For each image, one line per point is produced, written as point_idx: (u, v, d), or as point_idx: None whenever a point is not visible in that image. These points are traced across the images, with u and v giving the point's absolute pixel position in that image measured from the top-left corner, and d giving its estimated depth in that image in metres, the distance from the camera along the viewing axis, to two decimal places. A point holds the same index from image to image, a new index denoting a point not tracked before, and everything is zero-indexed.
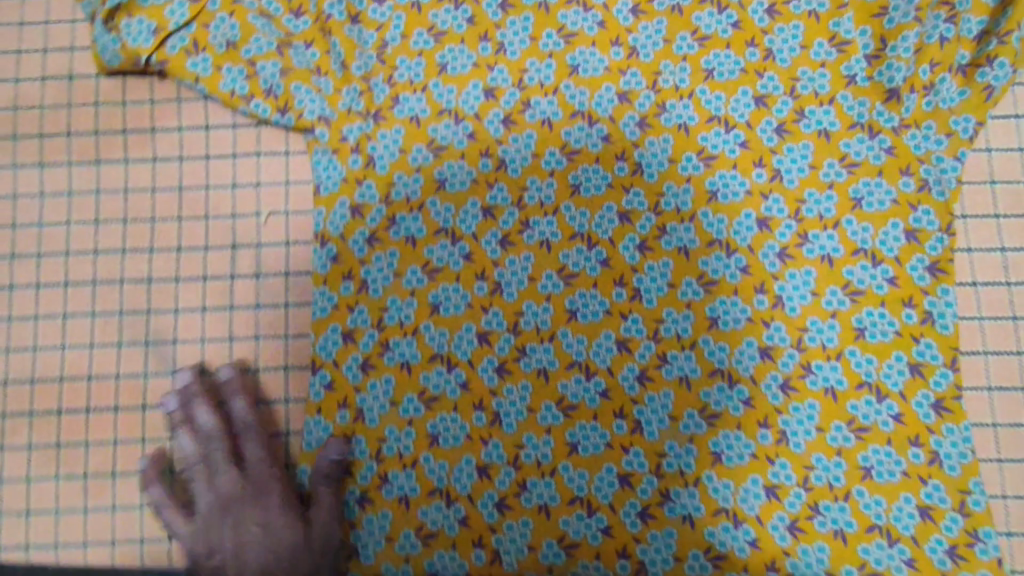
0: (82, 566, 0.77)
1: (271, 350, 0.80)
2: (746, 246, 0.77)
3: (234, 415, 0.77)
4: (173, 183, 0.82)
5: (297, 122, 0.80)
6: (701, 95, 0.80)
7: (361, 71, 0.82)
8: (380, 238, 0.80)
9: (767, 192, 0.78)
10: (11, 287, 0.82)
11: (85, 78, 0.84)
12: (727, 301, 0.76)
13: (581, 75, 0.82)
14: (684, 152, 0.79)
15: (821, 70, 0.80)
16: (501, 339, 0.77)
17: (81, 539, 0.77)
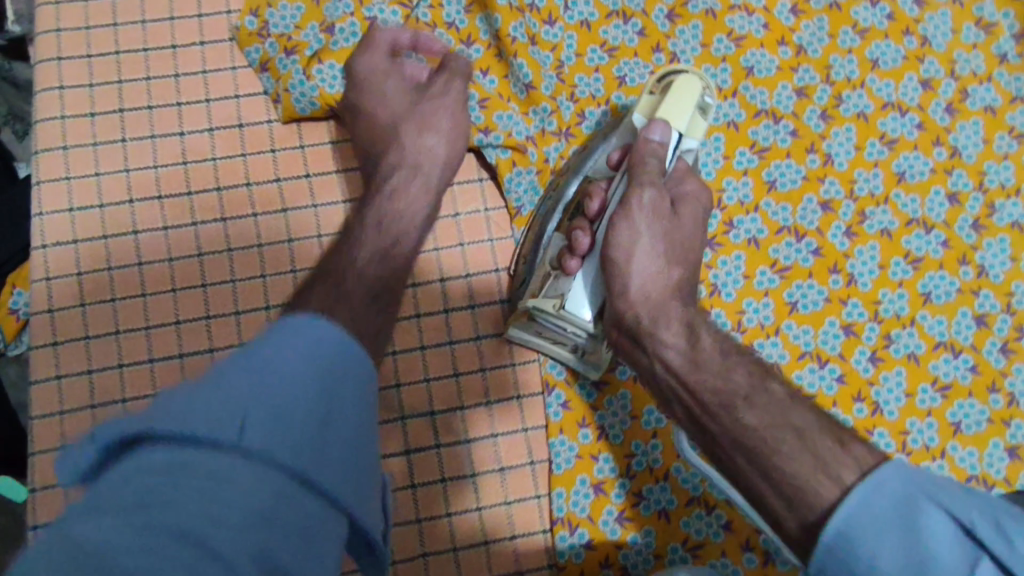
0: None
1: (501, 380, 0.78)
2: (942, 222, 0.81)
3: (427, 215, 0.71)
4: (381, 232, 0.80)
5: (505, 140, 0.80)
6: (873, 84, 0.84)
7: (548, 91, 0.82)
8: None
9: (951, 169, 0.82)
10: (212, 349, 0.78)
11: (257, 125, 0.82)
12: (937, 276, 0.79)
13: (757, 75, 0.84)
14: (869, 138, 0.82)
15: (980, 48, 0.85)
16: (729, 340, 0.78)
17: None
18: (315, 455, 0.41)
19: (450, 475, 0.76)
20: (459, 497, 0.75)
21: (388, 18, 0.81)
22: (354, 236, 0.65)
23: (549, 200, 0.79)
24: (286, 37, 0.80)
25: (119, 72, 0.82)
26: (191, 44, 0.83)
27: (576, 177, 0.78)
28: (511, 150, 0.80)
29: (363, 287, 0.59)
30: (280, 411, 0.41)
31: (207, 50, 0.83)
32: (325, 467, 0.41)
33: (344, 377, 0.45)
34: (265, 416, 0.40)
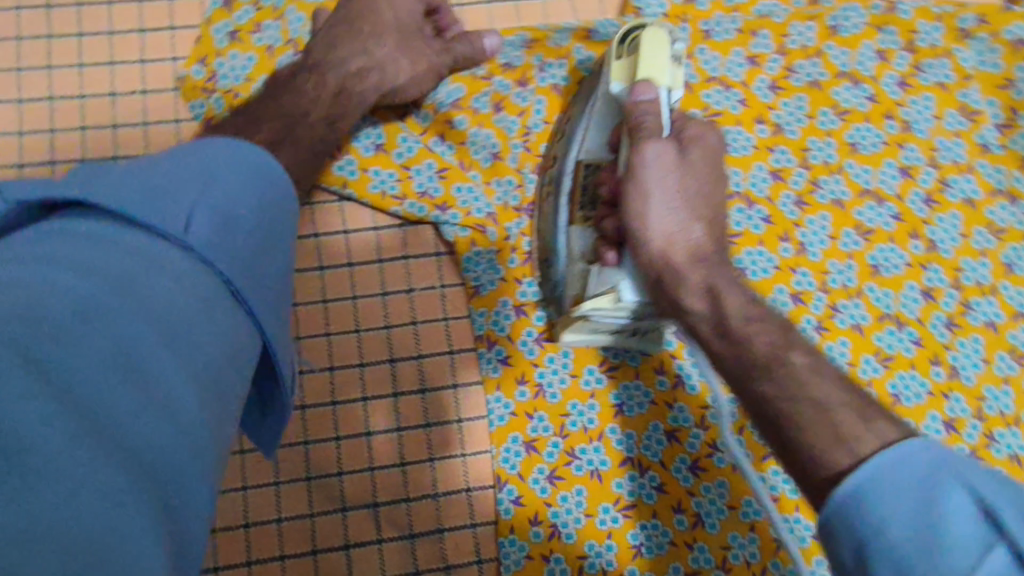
0: None
1: (450, 470, 0.74)
2: (914, 318, 0.78)
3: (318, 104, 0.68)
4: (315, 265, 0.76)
5: (463, 220, 0.76)
6: (851, 170, 0.81)
7: (512, 163, 0.78)
8: (550, 337, 0.76)
9: (927, 263, 0.79)
10: None
11: None
12: (907, 375, 0.76)
13: (733, 154, 0.80)
14: (844, 228, 0.79)
15: (962, 137, 0.82)
16: (691, 436, 0.75)
17: None
18: (155, 409, 0.39)
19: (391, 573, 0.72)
20: None
21: None
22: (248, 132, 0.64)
23: (555, 189, 0.73)
24: (233, 95, 0.76)
25: (52, 120, 0.76)
26: (133, 92, 0.78)
27: (575, 140, 0.72)
28: (470, 228, 0.76)
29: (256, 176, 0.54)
30: (81, 304, 0.39)
31: (148, 100, 0.77)
32: (161, 414, 0.39)
33: (173, 281, 0.43)
34: (88, 340, 0.38)
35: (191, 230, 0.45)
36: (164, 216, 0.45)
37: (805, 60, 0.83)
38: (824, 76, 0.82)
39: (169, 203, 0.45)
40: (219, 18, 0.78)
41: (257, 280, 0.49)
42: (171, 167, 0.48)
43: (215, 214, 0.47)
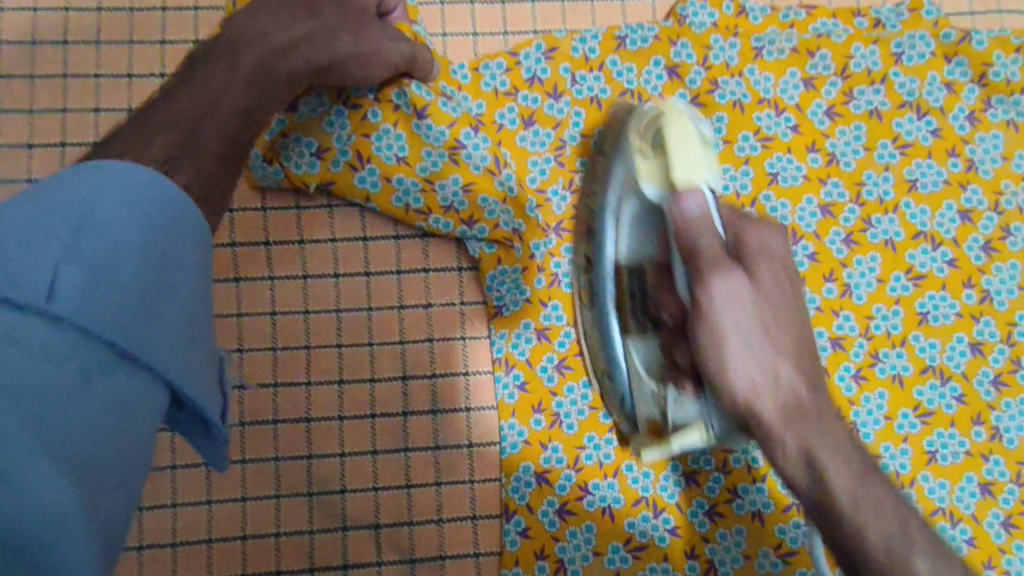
0: None
1: (457, 497, 0.71)
2: (959, 373, 0.73)
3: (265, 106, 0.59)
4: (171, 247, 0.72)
5: (491, 233, 0.72)
6: (906, 209, 0.75)
7: (534, 183, 0.74)
8: (571, 365, 0.72)
9: (978, 314, 0.74)
10: None
11: None
12: (945, 434, 0.71)
13: (781, 184, 0.75)
14: (893, 271, 0.74)
15: None
16: (711, 479, 0.72)
17: None
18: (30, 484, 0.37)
19: None
20: None
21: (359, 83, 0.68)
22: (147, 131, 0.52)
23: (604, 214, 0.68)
24: None
25: (63, 100, 0.73)
26: (149, 75, 0.74)
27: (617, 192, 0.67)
28: (497, 245, 0.73)
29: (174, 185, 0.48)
30: None
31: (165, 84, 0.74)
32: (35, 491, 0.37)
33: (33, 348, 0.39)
34: None
35: (53, 299, 0.40)
36: (21, 285, 0.39)
37: (867, 86, 0.76)
38: (885, 106, 0.76)
39: (30, 256, 0.40)
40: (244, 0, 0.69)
41: (155, 328, 0.44)
42: (21, 220, 0.41)
43: (84, 267, 0.41)
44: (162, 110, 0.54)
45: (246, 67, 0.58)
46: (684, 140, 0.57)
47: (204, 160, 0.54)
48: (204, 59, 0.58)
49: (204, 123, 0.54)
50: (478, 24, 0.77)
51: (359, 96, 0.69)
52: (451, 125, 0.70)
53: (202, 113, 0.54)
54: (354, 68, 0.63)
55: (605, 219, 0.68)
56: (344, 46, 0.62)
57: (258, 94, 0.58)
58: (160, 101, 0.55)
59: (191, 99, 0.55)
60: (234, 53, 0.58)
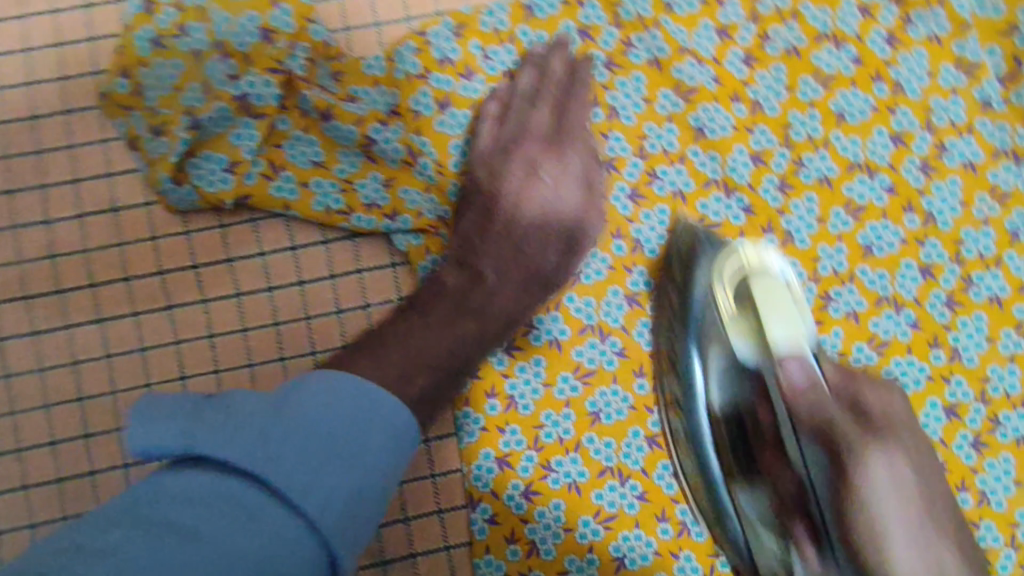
0: None
1: (421, 493, 0.72)
2: (912, 299, 0.72)
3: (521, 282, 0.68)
4: (85, 280, 0.71)
5: (416, 223, 0.71)
6: (837, 142, 0.73)
7: (458, 167, 0.71)
8: (520, 345, 0.72)
9: (923, 238, 0.72)
10: (95, 472, 0.69)
11: (134, 209, 0.71)
12: (903, 361, 0.71)
13: (709, 136, 0.73)
14: (832, 208, 0.72)
15: (962, 94, 0.74)
16: (674, 441, 0.71)
17: None
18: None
19: None
20: None
21: (261, 92, 0.67)
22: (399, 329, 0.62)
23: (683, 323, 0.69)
24: (153, 112, 0.68)
25: None
26: (55, 113, 0.72)
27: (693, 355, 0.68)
28: (425, 234, 0.71)
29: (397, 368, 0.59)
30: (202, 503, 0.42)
31: (73, 120, 0.72)
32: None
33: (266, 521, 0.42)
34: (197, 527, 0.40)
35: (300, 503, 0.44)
36: (294, 484, 0.44)
37: (781, 25, 0.74)
38: (802, 42, 0.74)
39: (302, 459, 0.45)
40: (138, 22, 0.70)
41: (323, 480, 0.45)
42: (249, 401, 0.47)
43: (283, 461, 0.44)
44: (411, 336, 0.62)
45: (524, 244, 0.70)
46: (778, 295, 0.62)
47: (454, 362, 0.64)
48: (439, 299, 0.65)
49: (465, 308, 0.65)
50: (380, 14, 0.74)
51: (264, 104, 0.68)
52: (358, 123, 0.69)
53: (460, 304, 0.65)
54: (479, 213, 0.69)
55: (690, 339, 0.69)
56: (522, 223, 0.70)
57: (526, 297, 0.68)
58: (411, 323, 0.63)
59: (456, 288, 0.66)
60: (480, 229, 0.68)
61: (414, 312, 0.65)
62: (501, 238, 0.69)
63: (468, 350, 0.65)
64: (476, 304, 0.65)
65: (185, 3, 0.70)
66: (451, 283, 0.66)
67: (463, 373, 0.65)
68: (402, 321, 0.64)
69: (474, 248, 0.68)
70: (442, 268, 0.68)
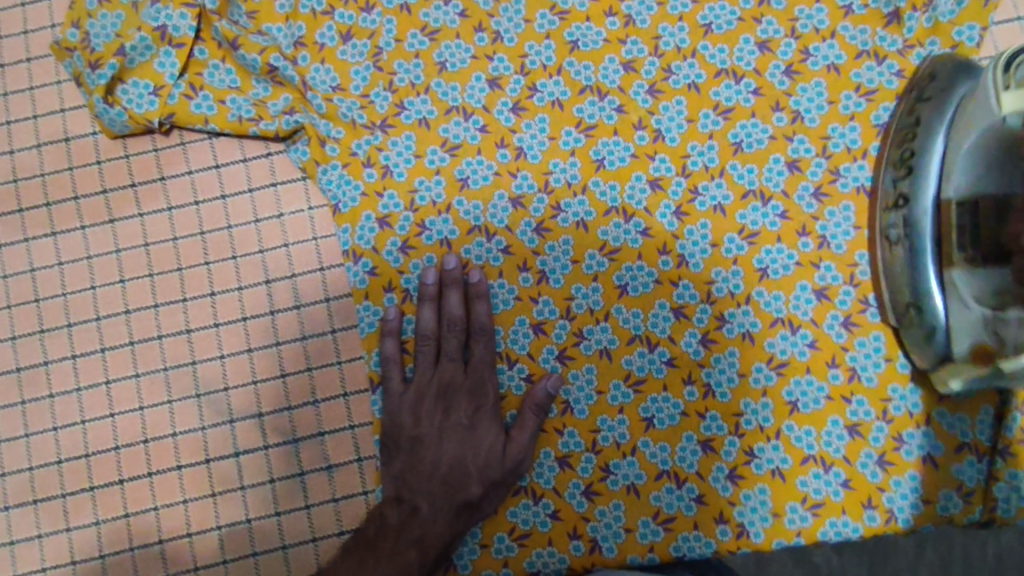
0: None
1: (327, 378, 0.78)
2: (780, 192, 0.76)
3: (463, 368, 0.74)
4: (40, 200, 0.82)
5: (308, 125, 0.79)
6: (704, 52, 0.80)
7: (359, 90, 0.81)
8: (414, 245, 0.78)
9: (792, 134, 0.77)
10: (48, 362, 0.79)
11: (82, 138, 0.82)
12: (773, 250, 0.75)
13: (582, 49, 0.80)
14: (700, 110, 0.79)
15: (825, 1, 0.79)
16: (557, 327, 0.76)
17: None
18: None
19: (278, 475, 0.76)
20: (287, 496, 0.76)
21: (178, 23, 0.78)
22: (405, 511, 0.71)
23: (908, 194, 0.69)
24: (93, 50, 0.78)
25: None
26: (20, 62, 0.84)
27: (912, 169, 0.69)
28: (312, 146, 0.79)
29: (450, 412, 0.74)
30: None
31: (34, 66, 0.84)
32: None
33: None
34: None
35: None
36: None
37: None
38: None
39: None
40: None
41: None
42: None
43: None
44: (428, 521, 0.70)
45: (450, 315, 0.75)
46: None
47: (514, 434, 0.72)
48: (413, 524, 0.70)
49: (454, 428, 0.73)
50: None
51: (182, 36, 0.78)
52: (261, 52, 0.79)
53: (442, 396, 0.74)
54: (451, 304, 0.75)
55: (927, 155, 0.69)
56: (476, 355, 0.74)
57: (479, 341, 0.75)
58: (424, 513, 0.71)
59: (426, 423, 0.73)
60: (422, 421, 0.73)
61: (394, 524, 0.71)
62: (436, 320, 0.76)
63: (483, 426, 0.73)
64: (452, 381, 0.74)
65: None
66: (423, 417, 0.73)
67: (498, 434, 0.72)
68: (412, 500, 0.71)
69: (436, 322, 0.76)
70: (397, 476, 0.72)
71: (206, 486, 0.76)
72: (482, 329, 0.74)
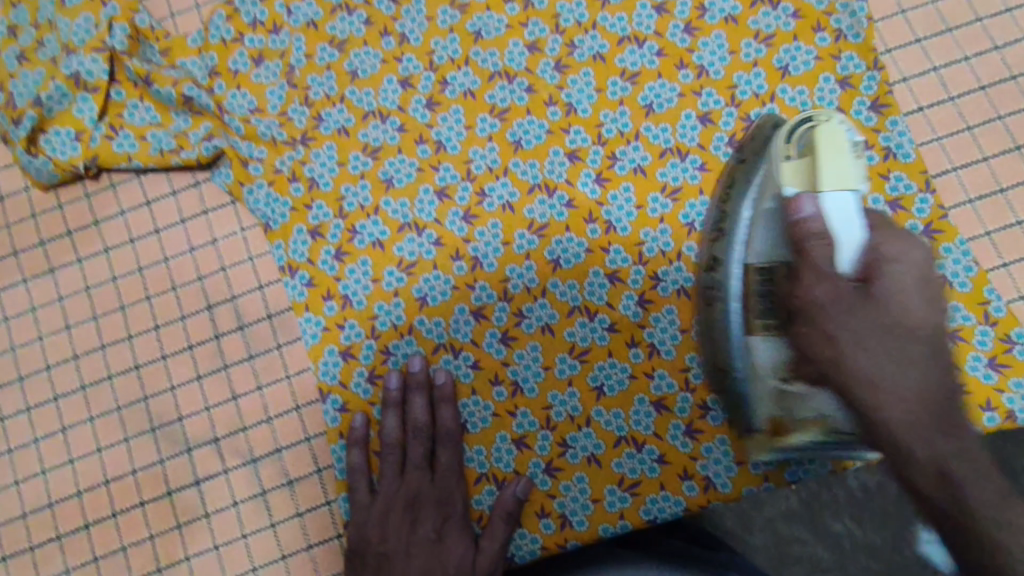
0: None
1: (278, 394, 0.78)
2: (696, 145, 0.78)
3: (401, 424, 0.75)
4: None
5: (229, 150, 0.81)
6: (604, 22, 0.81)
7: (275, 109, 0.82)
8: (347, 251, 0.79)
9: (699, 89, 0.79)
10: (4, 418, 0.79)
11: (15, 194, 0.84)
12: (697, 203, 0.76)
13: (486, 38, 0.82)
14: (608, 78, 0.80)
15: None
16: (496, 310, 0.77)
17: None
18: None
19: (241, 497, 0.76)
20: (253, 517, 0.76)
21: (90, 68, 0.80)
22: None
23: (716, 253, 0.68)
24: (12, 106, 0.80)
25: None
26: None
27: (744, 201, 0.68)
28: (237, 170, 0.81)
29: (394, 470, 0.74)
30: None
31: None
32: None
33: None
34: None
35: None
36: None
37: None
38: None
39: None
40: (6, 44, 0.82)
41: None
42: None
43: None
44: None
45: (414, 422, 0.74)
46: (836, 145, 0.55)
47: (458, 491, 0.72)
48: None
49: (423, 546, 0.72)
50: None
51: (97, 80, 0.81)
52: (174, 85, 0.81)
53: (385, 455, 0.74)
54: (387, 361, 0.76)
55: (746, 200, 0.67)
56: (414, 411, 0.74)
57: (446, 449, 0.74)
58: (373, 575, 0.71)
59: (394, 536, 0.72)
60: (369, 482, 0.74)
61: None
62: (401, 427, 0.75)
63: (452, 538, 0.72)
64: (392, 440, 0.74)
65: (38, 20, 0.82)
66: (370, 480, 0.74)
67: (467, 544, 0.72)
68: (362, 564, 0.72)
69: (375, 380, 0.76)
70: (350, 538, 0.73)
71: (171, 519, 0.76)
72: (416, 381, 0.75)
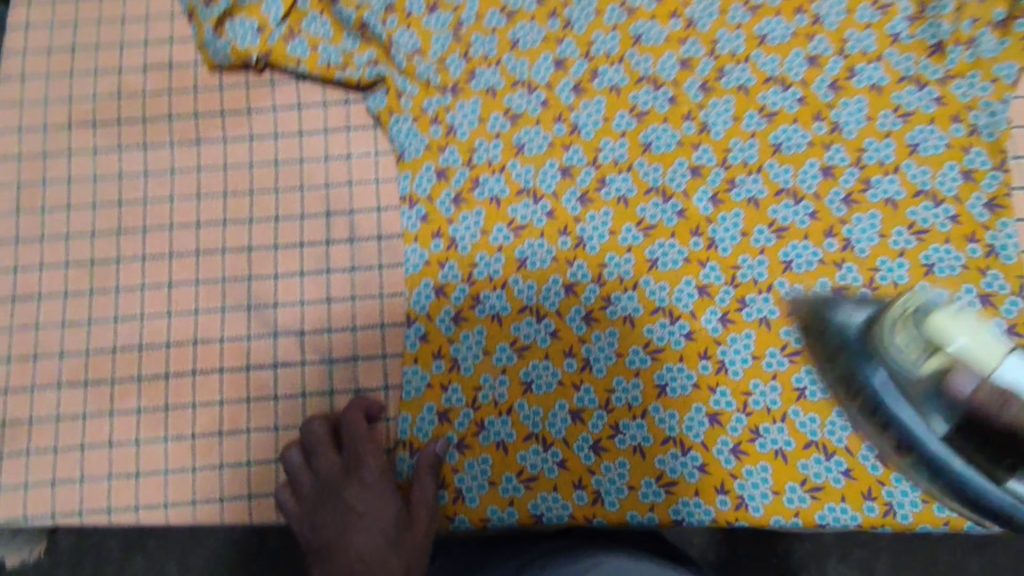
0: (193, 521, 0.80)
1: (368, 309, 0.84)
2: (812, 194, 0.82)
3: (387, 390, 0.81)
4: (138, 115, 0.90)
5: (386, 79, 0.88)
6: (757, 59, 0.86)
7: (436, 55, 0.88)
8: (466, 199, 0.85)
9: (829, 143, 0.83)
10: (121, 260, 0.87)
11: (185, 66, 0.91)
12: (799, 245, 0.81)
13: (645, 44, 0.87)
14: (747, 111, 0.85)
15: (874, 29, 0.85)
16: (587, 290, 0.82)
17: (191, 496, 0.81)
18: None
19: (310, 390, 0.83)
20: (316, 412, 0.82)
21: None
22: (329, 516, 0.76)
23: None
24: None
25: (77, 15, 0.94)
26: None
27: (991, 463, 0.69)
28: (388, 100, 0.87)
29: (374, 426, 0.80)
30: None
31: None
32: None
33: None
34: None
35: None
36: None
37: None
38: None
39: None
40: None
41: None
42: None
43: None
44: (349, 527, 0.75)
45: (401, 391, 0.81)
46: None
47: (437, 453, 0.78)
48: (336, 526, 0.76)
49: (366, 505, 0.76)
50: None
51: None
52: (356, 9, 0.88)
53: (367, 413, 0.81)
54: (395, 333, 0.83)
55: None
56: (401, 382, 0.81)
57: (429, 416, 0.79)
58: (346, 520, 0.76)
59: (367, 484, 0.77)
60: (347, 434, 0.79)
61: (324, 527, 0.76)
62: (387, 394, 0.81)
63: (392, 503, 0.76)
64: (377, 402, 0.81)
65: None
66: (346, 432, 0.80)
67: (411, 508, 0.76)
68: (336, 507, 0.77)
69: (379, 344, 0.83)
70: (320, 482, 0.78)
71: (244, 391, 0.82)
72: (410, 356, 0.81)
